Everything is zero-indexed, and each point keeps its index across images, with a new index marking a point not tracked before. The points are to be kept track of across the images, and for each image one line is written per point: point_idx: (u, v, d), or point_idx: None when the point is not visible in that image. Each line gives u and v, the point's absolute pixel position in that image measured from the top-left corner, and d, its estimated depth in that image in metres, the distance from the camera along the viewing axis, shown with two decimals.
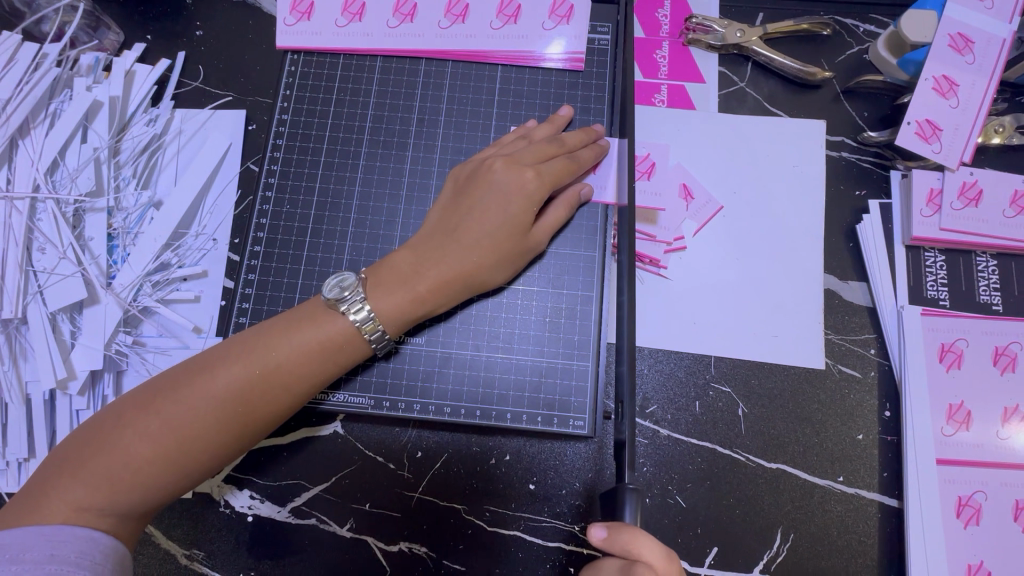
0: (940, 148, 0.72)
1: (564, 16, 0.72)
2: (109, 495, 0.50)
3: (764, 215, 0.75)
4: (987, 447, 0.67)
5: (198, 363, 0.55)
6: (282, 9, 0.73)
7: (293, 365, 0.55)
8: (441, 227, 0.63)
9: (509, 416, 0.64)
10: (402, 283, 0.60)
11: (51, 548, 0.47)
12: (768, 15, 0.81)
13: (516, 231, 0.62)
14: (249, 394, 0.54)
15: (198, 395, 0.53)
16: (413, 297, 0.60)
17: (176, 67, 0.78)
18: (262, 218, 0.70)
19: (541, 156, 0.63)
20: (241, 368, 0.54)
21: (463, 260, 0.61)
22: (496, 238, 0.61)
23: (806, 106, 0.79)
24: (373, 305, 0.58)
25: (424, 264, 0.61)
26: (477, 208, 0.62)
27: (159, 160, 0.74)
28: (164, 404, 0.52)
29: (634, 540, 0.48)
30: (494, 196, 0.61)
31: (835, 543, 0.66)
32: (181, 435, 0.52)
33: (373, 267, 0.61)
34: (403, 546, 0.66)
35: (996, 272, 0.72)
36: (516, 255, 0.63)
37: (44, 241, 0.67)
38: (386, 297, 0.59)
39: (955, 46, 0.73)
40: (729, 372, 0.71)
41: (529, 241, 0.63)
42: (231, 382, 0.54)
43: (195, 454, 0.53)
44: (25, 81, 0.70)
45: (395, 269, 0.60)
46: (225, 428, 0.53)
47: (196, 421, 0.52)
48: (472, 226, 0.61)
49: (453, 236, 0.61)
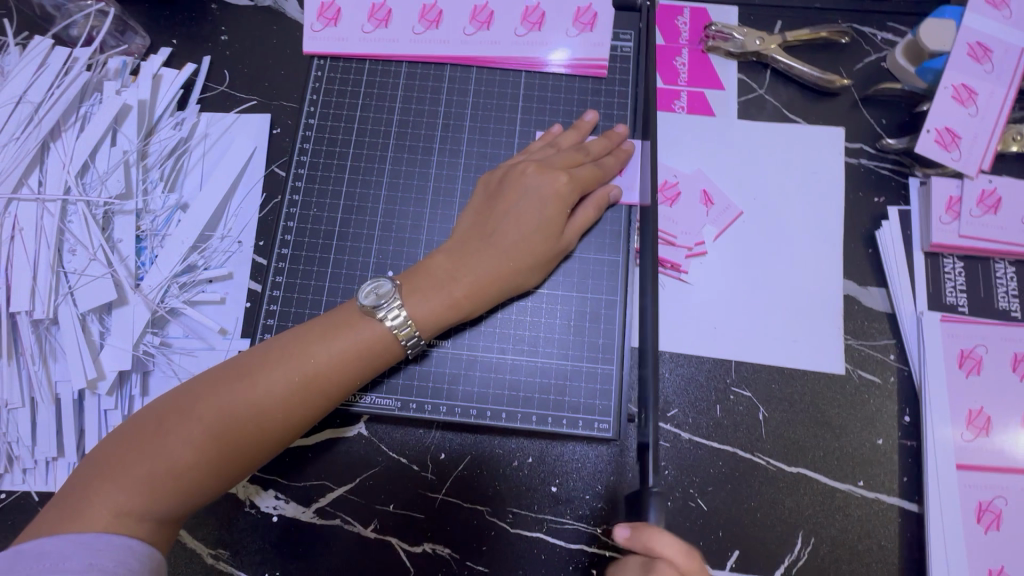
0: (959, 156, 0.73)
1: (588, 24, 0.73)
2: (151, 499, 0.51)
3: (784, 221, 0.76)
4: (1007, 453, 0.67)
5: (235, 369, 0.55)
6: (309, 16, 0.75)
7: (329, 370, 0.56)
8: (475, 232, 0.63)
9: (534, 419, 0.65)
10: (439, 289, 0.60)
11: (89, 557, 0.47)
12: (786, 23, 0.82)
13: (551, 234, 0.63)
14: (286, 398, 0.55)
15: (237, 400, 0.53)
16: (450, 303, 0.60)
17: (202, 71, 0.79)
18: (289, 221, 0.70)
19: (571, 162, 0.65)
20: (278, 374, 0.55)
21: (498, 266, 0.61)
22: (530, 241, 0.62)
23: (825, 113, 0.80)
24: (410, 310, 0.59)
25: (460, 270, 0.61)
26: (511, 212, 0.63)
27: (185, 163, 0.75)
28: (202, 410, 0.53)
29: (653, 538, 0.50)
30: (528, 200, 0.62)
31: (855, 547, 0.67)
32: (221, 440, 0.53)
33: (408, 272, 0.62)
34: (427, 547, 0.66)
35: (1014, 279, 0.73)
36: (548, 258, 0.64)
37: (74, 243, 0.68)
38: (423, 302, 0.59)
39: (974, 55, 0.74)
40: (750, 376, 0.71)
41: (561, 243, 0.64)
42: (269, 387, 0.54)
43: (234, 457, 0.53)
44: (56, 84, 0.71)
45: (431, 275, 0.61)
46: (262, 433, 0.54)
47: (234, 426, 0.53)
48: (506, 231, 0.62)
49: (488, 242, 0.62)
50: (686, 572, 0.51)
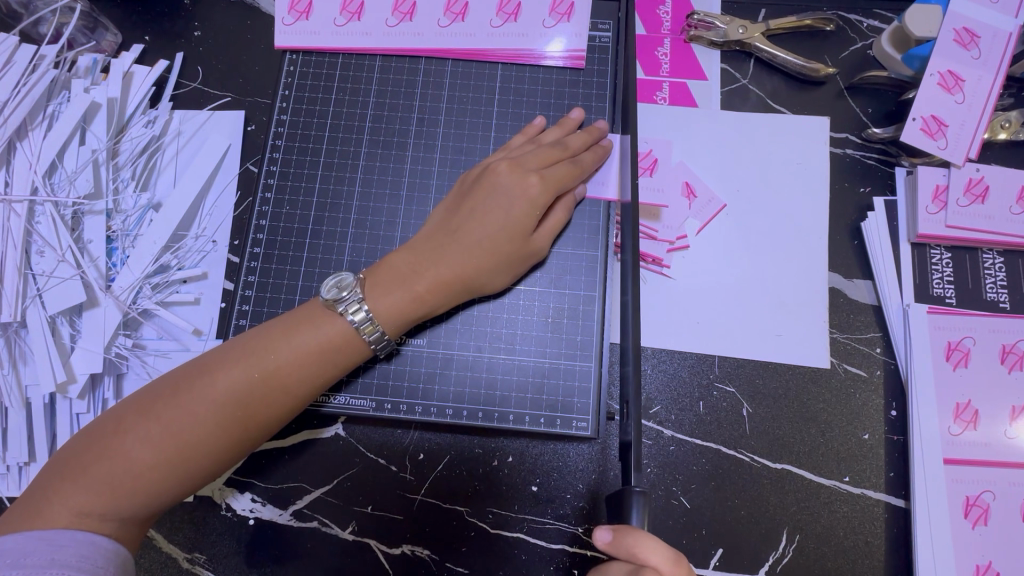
0: (945, 144, 0.71)
1: (565, 14, 0.71)
2: (111, 501, 0.50)
3: (768, 213, 0.74)
4: (995, 446, 0.66)
5: (200, 366, 0.55)
6: (280, 9, 0.73)
7: (293, 367, 0.55)
8: (443, 227, 0.62)
9: (512, 418, 0.64)
10: (401, 284, 0.59)
11: (51, 553, 0.46)
12: (770, 11, 0.81)
13: (519, 234, 0.61)
14: (250, 397, 0.54)
15: (200, 398, 0.53)
16: (412, 298, 0.59)
17: (175, 68, 0.78)
18: (262, 219, 0.69)
19: (546, 160, 0.63)
20: (243, 371, 0.54)
21: (463, 262, 0.60)
22: (498, 241, 0.61)
23: (810, 103, 0.78)
24: (371, 305, 0.58)
25: (423, 265, 0.60)
26: (479, 212, 0.61)
27: (157, 162, 0.73)
28: (166, 408, 0.52)
29: (637, 542, 0.47)
30: (497, 200, 0.61)
31: (841, 544, 0.65)
32: (182, 439, 0.52)
33: (372, 268, 0.61)
34: (405, 549, 0.66)
35: (1002, 270, 0.71)
36: (518, 259, 0.62)
37: (42, 244, 0.66)
38: (384, 298, 0.58)
39: (961, 41, 0.72)
40: (733, 372, 0.70)
41: (532, 244, 0.63)
42: (231, 386, 0.53)
43: (196, 458, 0.52)
44: (22, 82, 0.70)
45: (394, 270, 0.60)
46: (227, 432, 0.53)
47: (197, 425, 0.52)
48: (473, 230, 0.61)
49: (454, 237, 0.61)
50: None
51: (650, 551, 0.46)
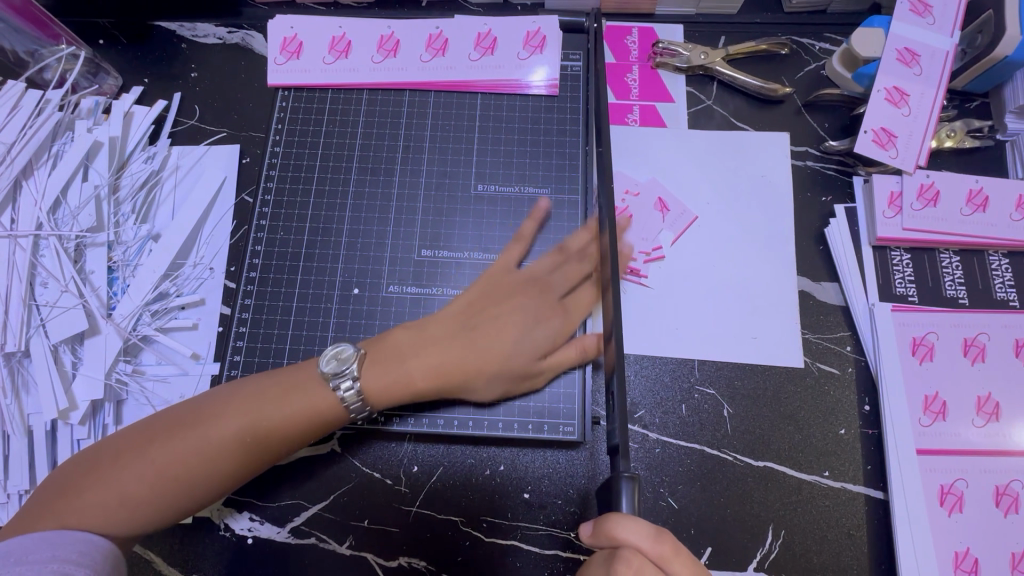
0: (896, 154, 0.77)
1: (538, 47, 0.77)
2: (99, 520, 0.52)
3: (737, 223, 0.79)
4: (964, 435, 0.69)
5: (199, 410, 0.58)
6: (273, 50, 0.78)
7: (281, 424, 0.58)
8: (456, 323, 0.66)
9: (501, 426, 0.66)
10: (394, 364, 0.63)
11: (52, 549, 0.48)
12: (729, 38, 0.87)
13: (528, 357, 0.67)
14: (236, 443, 0.56)
15: (192, 442, 0.55)
16: (405, 382, 0.63)
17: (173, 107, 0.83)
18: (257, 245, 0.73)
19: (574, 278, 0.67)
20: (236, 423, 0.57)
21: (469, 361, 0.65)
22: (511, 352, 0.66)
23: (770, 120, 0.84)
24: (362, 380, 0.61)
25: (422, 347, 0.65)
26: (498, 318, 0.67)
27: (157, 195, 0.77)
28: (160, 444, 0.55)
29: (612, 527, 0.49)
30: (518, 312, 0.68)
31: (825, 537, 0.68)
32: (171, 475, 0.54)
33: (373, 341, 0.65)
34: (402, 561, 0.67)
35: (959, 268, 0.76)
36: (517, 382, 0.67)
37: (47, 276, 0.69)
38: (375, 375, 0.62)
39: (903, 59, 0.78)
40: (713, 375, 0.73)
41: (534, 369, 0.67)
42: (222, 433, 0.56)
43: (183, 492, 0.55)
44: (29, 125, 0.74)
45: (394, 347, 0.64)
46: (213, 475, 0.56)
47: (185, 465, 0.55)
48: (486, 338, 0.66)
49: (471, 335, 0.66)
50: (654, 556, 0.49)
51: (625, 531, 0.49)
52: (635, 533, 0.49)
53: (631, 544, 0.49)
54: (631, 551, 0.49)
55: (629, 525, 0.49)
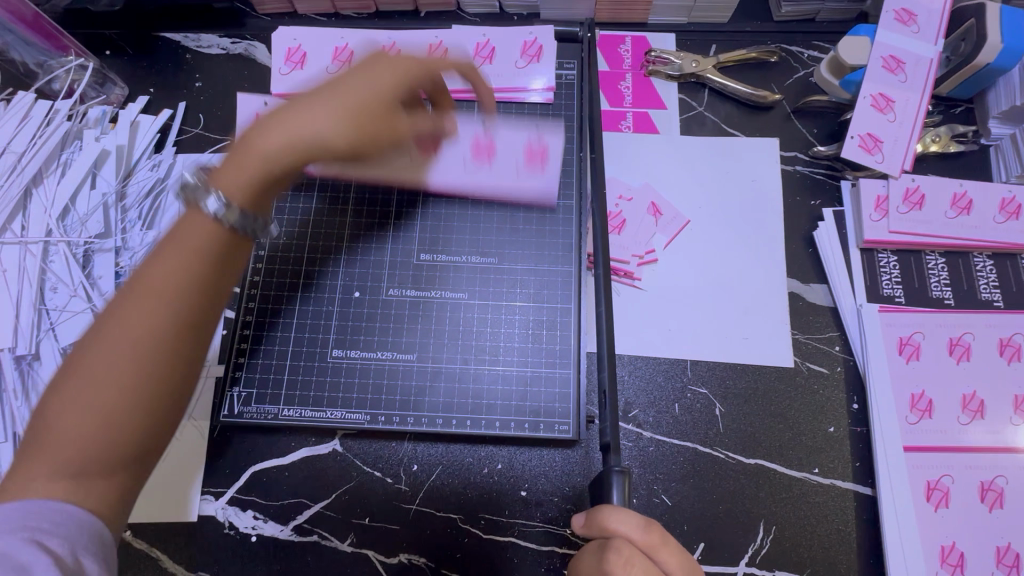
0: (882, 158, 0.79)
1: (540, 159, 0.74)
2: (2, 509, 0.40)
3: (728, 227, 0.81)
4: (950, 433, 0.71)
5: (78, 357, 0.42)
6: (276, 60, 0.80)
7: (174, 271, 0.44)
8: (282, 129, 0.47)
9: (498, 424, 0.68)
10: (252, 179, 0.46)
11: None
12: (719, 46, 0.90)
13: (383, 97, 0.52)
14: (170, 312, 0.43)
15: (84, 395, 0.41)
16: (266, 170, 0.47)
17: (178, 116, 0.85)
18: (260, 250, 0.75)
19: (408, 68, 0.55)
20: (127, 350, 0.42)
21: (314, 130, 0.48)
22: (395, 55, 0.55)
23: (760, 126, 0.86)
24: (219, 184, 0.45)
25: (271, 124, 0.48)
26: (333, 125, 0.48)
27: (163, 202, 0.79)
28: (51, 408, 0.41)
29: (603, 516, 0.51)
30: (361, 92, 0.51)
31: (816, 533, 0.69)
32: (73, 446, 0.41)
33: (203, 178, 0.46)
34: (402, 557, 0.68)
35: (945, 269, 0.78)
36: (386, 136, 0.52)
37: (56, 281, 0.71)
38: (233, 176, 0.46)
39: (888, 66, 0.81)
40: (705, 374, 0.75)
41: (398, 118, 0.53)
42: (112, 369, 0.42)
43: (76, 461, 0.41)
44: (39, 135, 0.76)
45: (243, 162, 0.46)
46: (131, 421, 0.42)
47: (87, 421, 0.41)
48: (324, 101, 0.49)
49: (311, 163, 0.48)
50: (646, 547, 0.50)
51: (614, 520, 0.51)
52: (624, 523, 0.51)
53: (620, 534, 0.50)
54: (625, 541, 0.50)
55: (619, 515, 0.51)
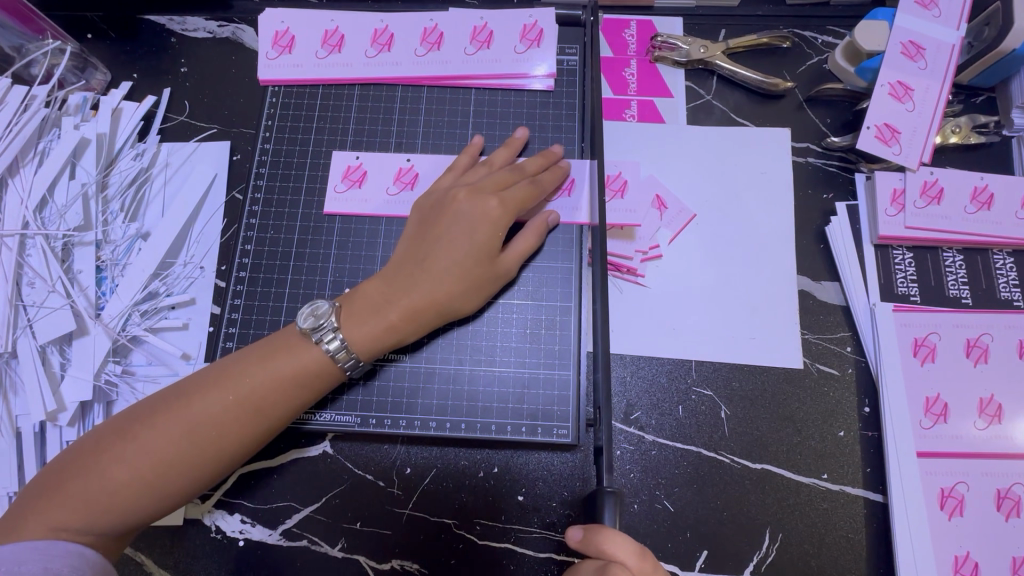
0: (900, 150, 0.75)
1: (565, 188, 0.70)
2: (84, 516, 0.51)
3: (736, 221, 0.77)
4: (966, 438, 0.68)
5: (180, 392, 0.56)
6: (264, 44, 0.77)
7: (273, 385, 0.57)
8: (411, 256, 0.64)
9: (494, 428, 0.65)
10: (375, 313, 0.61)
11: (45, 561, 0.48)
12: (729, 31, 0.85)
13: (484, 255, 0.64)
14: (257, 377, 0.57)
15: (179, 423, 0.54)
16: (385, 325, 0.61)
17: (162, 103, 0.81)
18: (247, 244, 0.72)
19: (503, 183, 0.66)
20: (221, 395, 0.56)
21: (433, 290, 0.62)
22: (495, 215, 0.64)
23: (771, 115, 0.82)
24: (346, 334, 0.60)
25: (395, 293, 0.62)
26: (444, 238, 0.64)
27: (146, 193, 0.76)
28: (145, 429, 0.54)
29: (602, 538, 0.49)
30: (459, 225, 0.63)
31: (824, 540, 0.67)
32: (162, 461, 0.53)
33: (347, 296, 0.63)
34: (394, 563, 0.66)
35: (963, 267, 0.74)
36: (494, 279, 0.65)
37: (33, 276, 0.68)
38: (359, 327, 0.60)
39: (907, 53, 0.77)
40: (711, 375, 0.72)
41: (500, 262, 0.65)
42: (205, 411, 0.55)
43: (153, 493, 0.53)
44: (14, 121, 0.73)
45: (368, 299, 0.62)
46: (206, 451, 0.55)
47: (174, 443, 0.54)
48: (440, 256, 0.63)
49: (423, 266, 0.63)
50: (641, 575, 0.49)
51: (613, 545, 0.48)
52: (621, 549, 0.49)
53: (617, 560, 0.48)
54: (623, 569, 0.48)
55: (618, 539, 0.49)
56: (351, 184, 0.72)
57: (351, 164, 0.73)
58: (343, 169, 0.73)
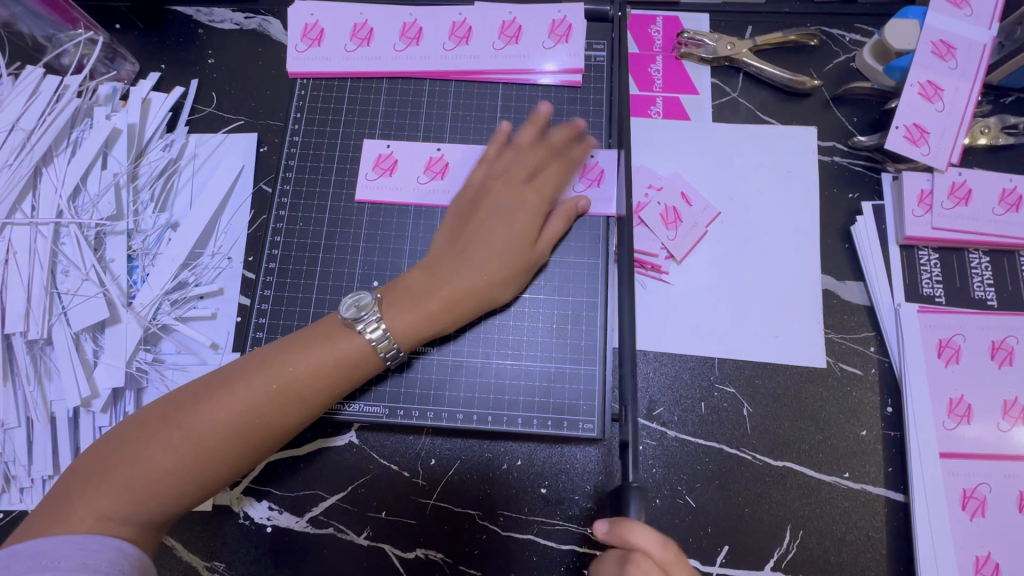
0: (928, 151, 0.75)
1: (594, 179, 0.70)
2: (129, 504, 0.53)
3: (761, 220, 0.77)
4: (989, 440, 0.68)
5: (220, 380, 0.57)
6: (293, 37, 0.77)
7: (311, 375, 0.58)
8: (451, 247, 0.65)
9: (520, 421, 0.66)
10: (416, 303, 0.62)
11: (83, 556, 0.49)
12: (756, 28, 0.85)
13: (522, 245, 0.65)
14: (297, 368, 0.58)
15: (220, 412, 0.55)
16: (426, 315, 0.62)
17: (191, 94, 0.82)
18: (276, 236, 0.72)
19: (541, 178, 0.67)
20: (260, 384, 0.56)
21: (474, 280, 0.63)
22: (534, 206, 0.66)
23: (798, 114, 0.82)
24: (388, 324, 0.61)
25: (436, 283, 0.63)
26: (483, 228, 0.65)
27: (175, 183, 0.76)
28: (186, 417, 0.55)
29: (628, 528, 0.49)
30: (498, 216, 0.65)
31: (844, 539, 0.67)
32: (204, 449, 0.54)
33: (388, 287, 0.64)
34: (419, 552, 0.67)
35: (989, 269, 0.74)
36: (529, 269, 0.66)
37: (67, 264, 0.69)
38: (400, 317, 0.61)
39: (938, 52, 0.76)
40: (734, 373, 0.72)
41: (536, 253, 0.66)
42: (246, 400, 0.56)
43: (194, 480, 0.55)
44: (48, 111, 0.74)
45: (409, 289, 0.63)
46: (246, 439, 0.56)
47: (215, 432, 0.55)
48: (480, 244, 0.64)
49: (463, 255, 0.64)
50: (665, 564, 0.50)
51: (640, 537, 0.49)
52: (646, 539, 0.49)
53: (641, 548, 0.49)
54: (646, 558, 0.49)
55: (644, 533, 0.49)
56: (381, 173, 0.73)
57: (381, 153, 0.74)
58: (373, 158, 0.74)
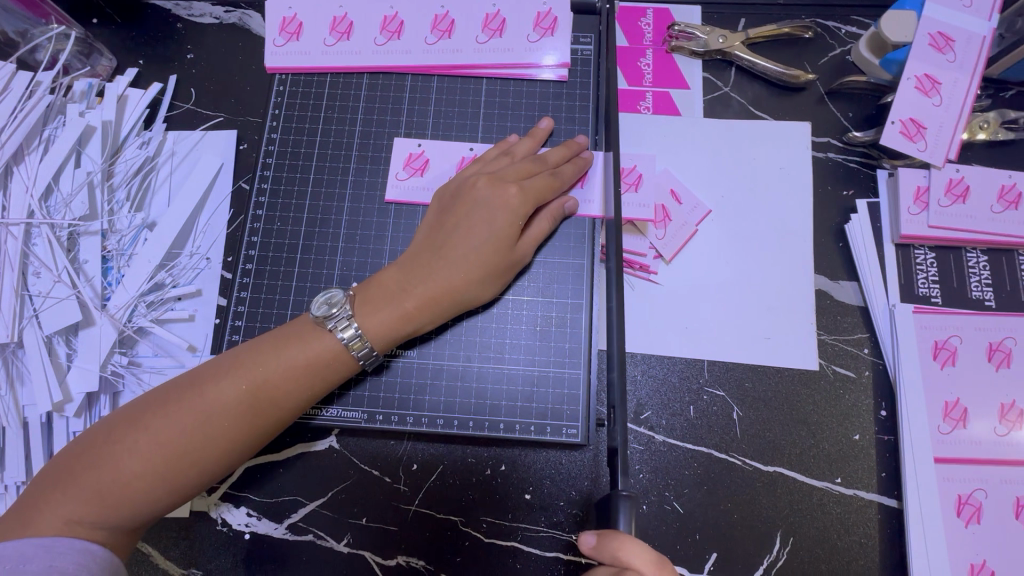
0: (924, 147, 0.72)
1: (579, 179, 0.68)
2: (96, 510, 0.51)
3: (752, 218, 0.75)
4: (986, 444, 0.67)
5: (191, 381, 0.56)
6: (271, 30, 0.75)
7: (285, 377, 0.56)
8: (429, 243, 0.63)
9: (503, 426, 0.65)
10: (390, 301, 0.60)
11: (51, 559, 0.48)
12: (749, 20, 0.82)
13: (503, 244, 0.62)
14: (270, 369, 0.56)
15: (190, 415, 0.53)
16: (401, 314, 0.60)
17: (169, 90, 0.80)
18: (253, 236, 0.70)
19: (524, 173, 0.64)
20: (232, 386, 0.55)
21: (451, 278, 0.61)
22: (517, 203, 0.62)
23: (791, 109, 0.79)
24: (361, 323, 0.59)
25: (412, 281, 0.61)
26: (463, 224, 0.62)
27: (152, 182, 0.75)
28: (155, 420, 0.53)
29: (618, 545, 0.47)
30: (478, 213, 0.62)
31: (836, 546, 0.66)
32: (173, 454, 0.53)
33: (363, 285, 0.62)
34: (400, 560, 0.66)
35: (987, 268, 0.72)
36: (510, 268, 0.64)
37: (39, 265, 0.68)
38: (374, 315, 0.59)
39: (935, 45, 0.74)
40: (723, 375, 0.70)
41: (518, 251, 0.64)
42: (216, 402, 0.54)
43: (164, 485, 0.53)
44: (19, 108, 0.72)
45: (383, 287, 0.61)
46: (217, 443, 0.54)
47: (185, 436, 0.53)
48: (459, 243, 0.62)
49: (441, 253, 0.62)
50: None
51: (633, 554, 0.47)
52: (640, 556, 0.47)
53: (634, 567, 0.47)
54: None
55: (636, 548, 0.47)
56: (412, 173, 0.71)
57: (412, 152, 0.71)
58: (404, 157, 0.71)
